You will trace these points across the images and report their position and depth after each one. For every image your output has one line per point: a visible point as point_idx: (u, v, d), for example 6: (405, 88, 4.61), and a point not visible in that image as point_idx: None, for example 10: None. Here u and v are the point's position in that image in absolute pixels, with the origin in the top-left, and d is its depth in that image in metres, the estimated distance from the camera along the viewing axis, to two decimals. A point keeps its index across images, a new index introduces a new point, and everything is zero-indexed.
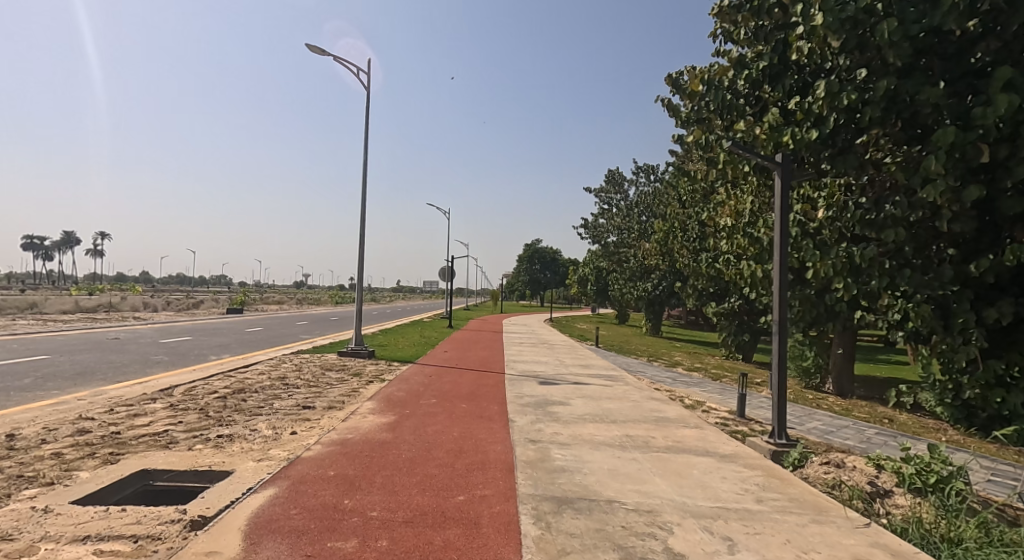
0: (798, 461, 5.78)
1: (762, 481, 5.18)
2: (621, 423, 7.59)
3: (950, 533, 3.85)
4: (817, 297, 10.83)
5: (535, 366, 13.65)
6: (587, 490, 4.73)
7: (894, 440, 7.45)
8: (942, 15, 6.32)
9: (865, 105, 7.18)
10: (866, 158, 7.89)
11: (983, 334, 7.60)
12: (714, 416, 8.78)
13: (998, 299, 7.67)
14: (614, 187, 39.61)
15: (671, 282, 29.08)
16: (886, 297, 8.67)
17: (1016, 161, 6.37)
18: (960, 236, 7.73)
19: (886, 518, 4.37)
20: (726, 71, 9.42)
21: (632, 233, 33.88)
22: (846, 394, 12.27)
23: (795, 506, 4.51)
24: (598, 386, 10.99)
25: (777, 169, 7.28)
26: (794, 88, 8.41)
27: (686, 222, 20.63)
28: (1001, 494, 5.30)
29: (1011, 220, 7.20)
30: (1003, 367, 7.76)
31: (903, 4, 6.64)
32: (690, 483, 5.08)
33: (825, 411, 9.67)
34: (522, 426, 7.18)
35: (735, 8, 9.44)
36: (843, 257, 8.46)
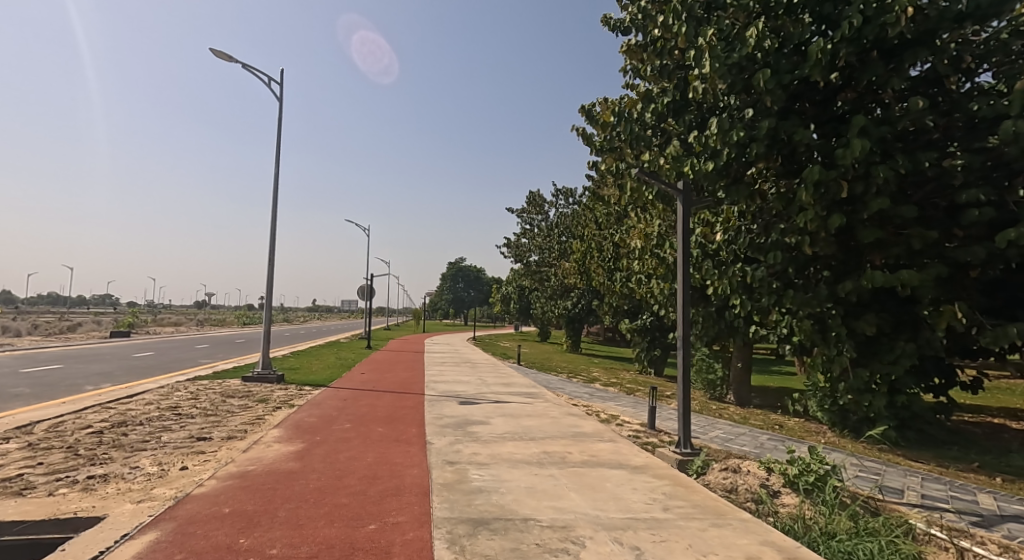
0: (701, 468, 6.16)
1: (669, 490, 5.46)
2: (540, 440, 7.71)
3: (826, 526, 4.26)
4: (718, 314, 11.69)
5: (456, 386, 13.55)
6: (504, 510, 4.75)
7: (782, 444, 8.12)
8: (809, 67, 7.12)
9: (751, 143, 7.96)
10: (755, 188, 8.71)
11: (853, 345, 8.50)
12: (627, 429, 9.12)
13: (864, 313, 8.55)
14: (535, 208, 40.49)
15: (588, 300, 30.12)
16: (775, 313, 9.51)
17: (870, 196, 7.31)
18: (831, 259, 8.65)
19: (775, 516, 4.74)
20: (635, 103, 10.19)
21: (552, 253, 34.78)
22: (746, 403, 13.16)
23: (697, 511, 4.79)
24: (518, 404, 11.09)
25: (679, 196, 7.82)
26: (693, 123, 9.13)
27: (602, 243, 21.49)
28: (867, 487, 5.79)
29: (869, 246, 8.20)
30: (869, 374, 8.61)
31: (779, 55, 7.54)
32: (603, 496, 5.25)
33: (726, 419, 10.39)
34: (440, 448, 7.07)
35: (641, 48, 10.31)
36: (739, 277, 9.42)
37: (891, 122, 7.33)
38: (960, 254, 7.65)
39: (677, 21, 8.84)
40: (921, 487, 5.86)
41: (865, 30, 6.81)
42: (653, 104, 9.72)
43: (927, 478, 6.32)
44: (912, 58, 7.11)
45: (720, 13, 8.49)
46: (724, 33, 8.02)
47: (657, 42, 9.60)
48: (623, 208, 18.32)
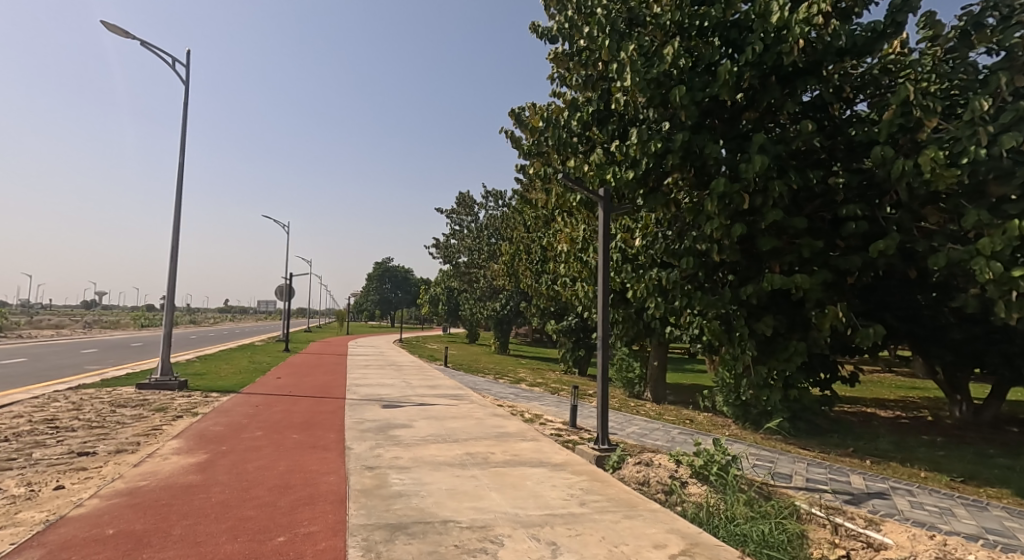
0: (617, 463, 6.40)
1: (587, 485, 5.63)
2: (463, 442, 7.69)
3: (726, 512, 4.58)
4: (637, 316, 12.20)
5: (380, 389, 13.23)
6: (424, 513, 4.70)
7: (690, 437, 8.61)
8: (718, 87, 7.64)
9: (667, 154, 8.37)
10: (671, 197, 9.20)
11: (753, 344, 9.18)
12: (550, 428, 9.29)
13: (763, 315, 9.26)
14: (464, 209, 40.34)
15: (517, 302, 30.38)
16: (687, 314, 10.09)
17: (767, 207, 7.94)
18: (736, 265, 9.30)
19: (682, 505, 5.02)
20: (562, 111, 10.44)
21: (481, 254, 34.79)
22: (662, 399, 13.82)
23: (612, 505, 4.98)
24: (442, 406, 10.99)
25: (601, 202, 8.09)
26: (615, 132, 9.54)
27: (530, 246, 21.76)
28: (761, 474, 6.28)
29: (767, 253, 8.89)
30: (767, 370, 9.33)
31: (693, 74, 8.03)
32: (524, 494, 5.33)
33: (642, 416, 10.87)
34: (360, 453, 6.88)
35: (568, 57, 10.58)
36: (655, 280, 9.91)
37: (787, 141, 8.04)
38: (842, 262, 8.48)
39: (601, 33, 9.17)
40: (807, 472, 6.44)
41: (765, 57, 7.57)
42: (579, 112, 10.01)
43: (811, 463, 6.96)
44: (803, 86, 7.89)
45: (640, 30, 8.91)
46: (644, 49, 8.41)
47: (583, 52, 9.90)
48: (551, 211, 18.70)
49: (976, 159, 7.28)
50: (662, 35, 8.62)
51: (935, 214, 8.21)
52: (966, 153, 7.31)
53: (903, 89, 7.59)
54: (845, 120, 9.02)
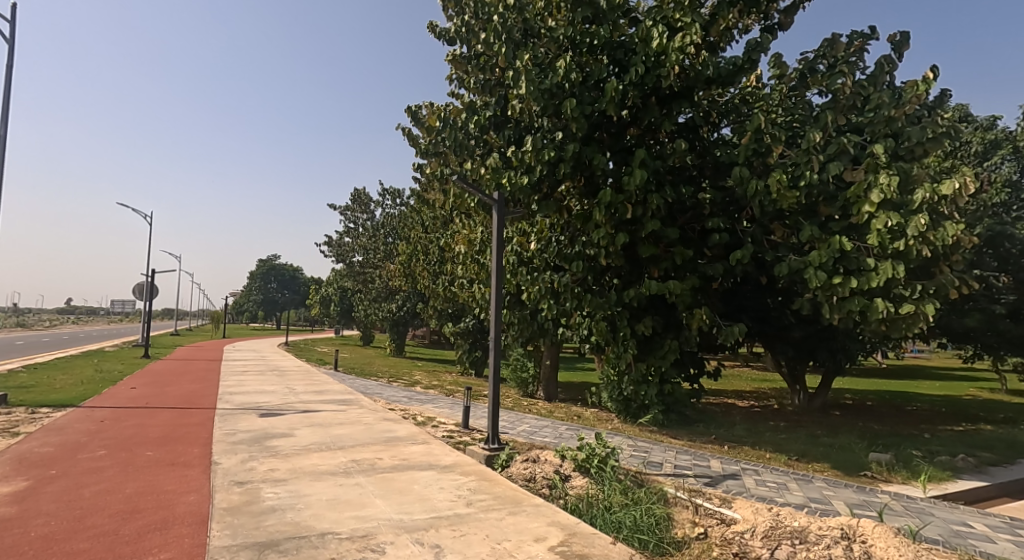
0: (506, 461, 6.47)
1: (475, 485, 5.63)
2: (348, 449, 7.36)
3: (604, 501, 4.81)
4: (532, 317, 12.45)
5: (258, 397, 12.29)
6: (298, 527, 4.41)
7: (576, 433, 8.98)
8: (605, 102, 8.09)
9: (559, 162, 8.68)
10: (563, 204, 9.53)
11: (635, 344, 9.76)
12: (442, 430, 9.20)
13: (643, 316, 9.89)
14: (360, 207, 38.83)
15: (414, 303, 29.78)
16: (576, 316, 10.52)
17: (645, 217, 8.51)
18: (620, 269, 9.85)
19: (565, 498, 5.19)
20: (459, 112, 10.41)
21: (377, 254, 33.68)
22: (553, 397, 14.29)
23: (498, 502, 5.02)
24: (328, 412, 10.46)
25: (494, 204, 8.12)
26: (511, 138, 9.64)
27: (428, 246, 21.44)
28: (637, 463, 6.70)
29: (647, 260, 9.52)
30: (645, 368, 9.99)
31: (582, 88, 8.42)
32: (410, 498, 5.20)
33: (533, 414, 11.15)
34: (229, 467, 6.31)
35: (466, 60, 10.54)
36: (547, 283, 10.20)
37: (664, 157, 8.72)
38: (708, 269, 9.33)
39: (497, 41, 9.20)
40: (676, 459, 6.98)
41: (646, 78, 8.19)
42: (476, 115, 10.04)
43: (680, 451, 7.56)
44: (678, 108, 8.60)
45: (535, 40, 9.16)
46: (538, 60, 8.66)
47: (481, 57, 9.95)
48: (448, 211, 18.56)
49: (811, 182, 8.50)
50: (555, 48, 8.97)
51: (780, 229, 9.35)
52: (803, 177, 8.54)
53: (757, 118, 8.63)
54: (712, 141, 9.88)
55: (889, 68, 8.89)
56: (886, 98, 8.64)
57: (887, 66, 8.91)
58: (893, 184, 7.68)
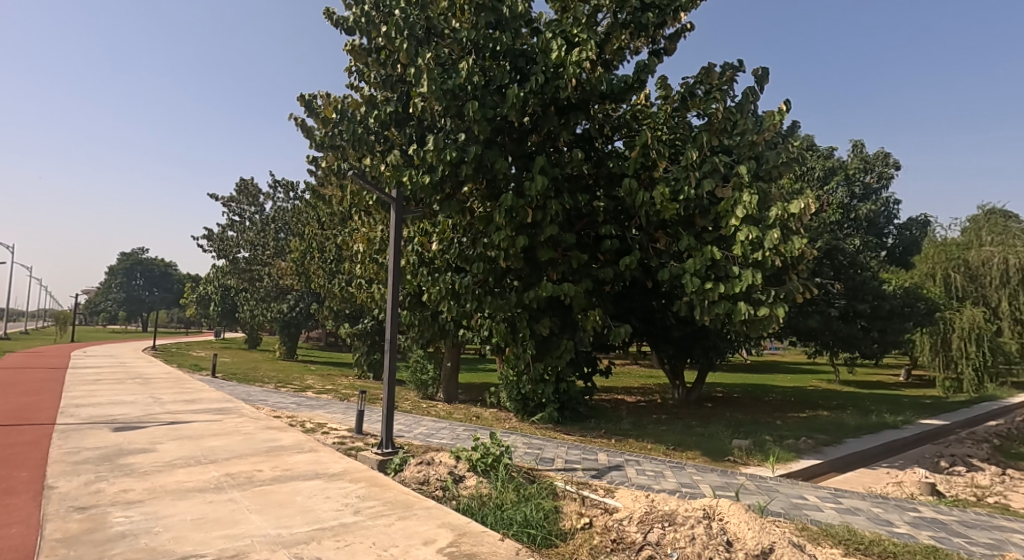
0: (399, 466, 6.47)
1: (363, 492, 5.59)
2: (222, 463, 6.94)
3: (496, 500, 5.01)
4: (433, 318, 12.35)
5: (115, 409, 11.10)
6: (155, 552, 4.13)
7: (472, 433, 9.15)
8: (507, 107, 8.32)
9: (461, 163, 8.76)
10: (465, 205, 9.63)
11: (533, 344, 10.10)
12: (333, 436, 8.94)
13: (541, 317, 10.26)
14: (247, 198, 36.20)
15: (307, 303, 28.35)
16: (477, 317, 10.67)
17: (545, 221, 8.87)
18: (520, 271, 10.14)
19: (458, 499, 5.31)
20: (359, 106, 10.18)
21: (266, 250, 31.62)
22: (454, 399, 14.27)
23: (386, 508, 5.04)
24: (202, 423, 9.73)
25: (392, 203, 7.95)
26: (413, 136, 9.58)
27: (324, 244, 20.55)
28: (530, 460, 6.99)
29: (546, 263, 9.90)
30: (542, 368, 10.39)
31: (485, 92, 8.59)
32: (290, 511, 5.06)
33: (431, 416, 11.15)
34: (68, 492, 5.69)
35: (365, 52, 10.20)
36: (448, 283, 10.23)
37: (562, 164, 9.15)
38: (601, 273, 9.89)
39: (399, 37, 8.95)
40: (567, 454, 7.38)
41: (546, 88, 8.52)
42: (377, 110, 9.85)
43: (571, 446, 7.99)
44: (575, 119, 9.06)
45: (438, 40, 9.18)
46: (441, 60, 8.67)
47: (381, 51, 9.79)
48: (346, 207, 17.93)
49: (689, 198, 9.38)
50: (458, 49, 9.03)
51: (664, 237, 10.16)
52: (682, 191, 9.39)
53: (644, 134, 9.40)
54: (605, 152, 10.48)
55: (753, 98, 9.99)
56: (749, 125, 9.75)
57: (752, 96, 10.03)
58: (753, 203, 8.72)
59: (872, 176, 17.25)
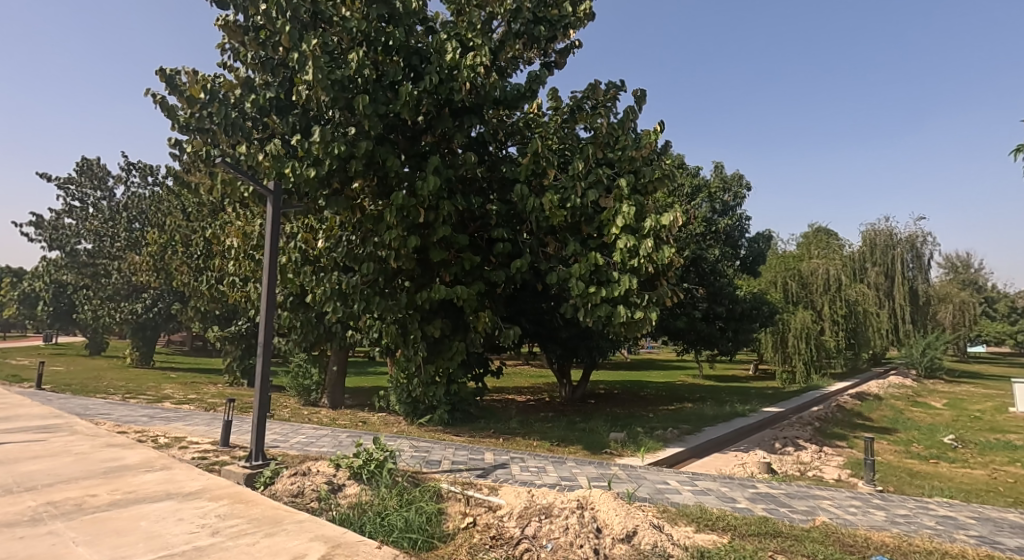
0: (271, 479, 6.21)
1: (224, 511, 5.25)
2: (45, 490, 6.12)
3: (378, 506, 5.00)
4: (317, 319, 11.76)
5: None
6: None
7: (354, 440, 8.93)
8: (400, 105, 8.26)
9: (351, 158, 8.48)
10: (355, 203, 9.36)
11: (425, 346, 10.07)
12: (193, 451, 8.24)
13: (434, 319, 10.25)
14: (93, 182, 31.93)
15: (168, 303, 25.65)
16: (366, 319, 10.42)
17: (437, 223, 8.93)
18: (412, 272, 10.07)
19: (336, 508, 5.20)
20: (234, 88, 9.55)
21: (116, 242, 28.09)
22: (339, 405, 13.72)
23: (252, 526, 4.80)
24: (20, 444, 8.45)
25: (268, 196, 7.22)
26: (297, 126, 9.13)
27: (189, 238, 18.77)
28: (415, 463, 7.00)
29: (439, 264, 9.94)
30: (434, 370, 10.41)
31: (377, 87, 8.44)
32: (133, 538, 4.62)
33: (312, 423, 10.67)
34: None
35: (241, 29, 9.41)
36: (334, 283, 9.86)
37: (456, 167, 9.28)
38: (493, 275, 10.12)
39: (280, 17, 8.57)
40: (453, 455, 7.51)
41: (440, 88, 8.56)
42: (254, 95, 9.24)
43: (457, 447, 8.12)
44: (470, 122, 9.20)
45: (326, 27, 8.83)
46: (329, 47, 8.28)
47: (260, 31, 9.19)
48: (216, 198, 16.54)
49: (575, 206, 9.94)
50: (348, 39, 8.73)
51: (552, 242, 10.64)
52: (570, 200, 9.93)
53: (535, 142, 9.87)
54: (499, 157, 10.85)
55: (633, 117, 10.84)
56: (630, 141, 10.48)
57: (632, 115, 10.87)
58: (632, 213, 9.48)
59: (728, 195, 19.72)
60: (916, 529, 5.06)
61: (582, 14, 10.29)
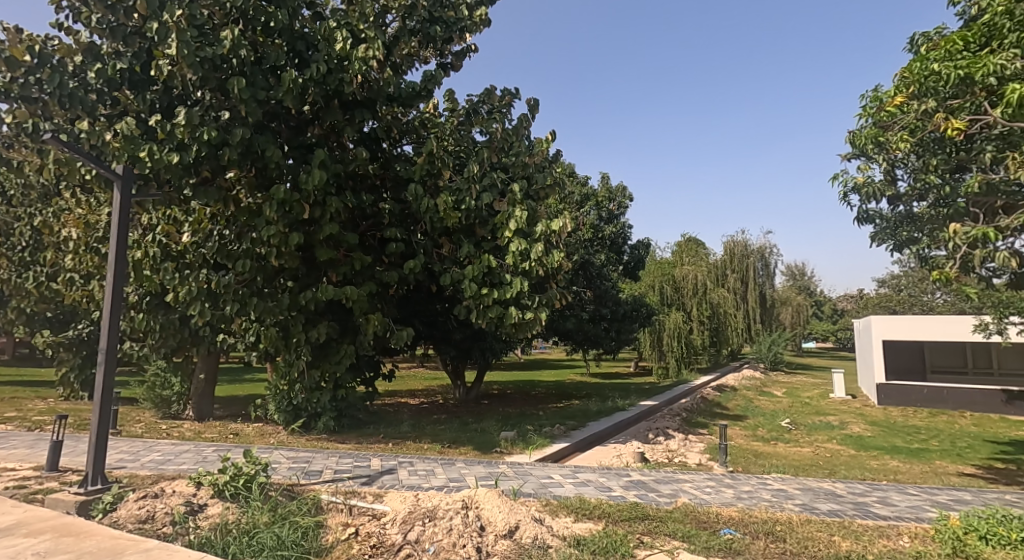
0: (109, 506, 5.37)
1: (48, 546, 4.52)
2: None
3: (247, 524, 4.66)
4: (181, 322, 10.72)
5: None
6: None
7: (221, 454, 8.21)
8: (282, 92, 7.79)
9: (223, 146, 7.83)
10: (228, 194, 8.64)
11: (308, 350, 9.57)
12: (9, 480, 7.05)
13: (319, 321, 9.78)
14: None
15: None
16: (241, 321, 9.67)
17: (324, 220, 8.56)
18: (295, 271, 9.55)
19: (196, 531, 4.73)
20: (71, 55, 8.29)
21: None
22: (207, 417, 12.61)
23: (86, 559, 4.19)
24: None
25: (116, 180, 6.32)
26: (156, 105, 8.21)
27: (13, 228, 16.07)
28: (291, 475, 6.60)
29: (325, 264, 9.52)
30: (319, 375, 9.93)
31: (254, 69, 7.87)
32: None
33: (171, 438, 9.66)
34: None
35: None
36: (202, 282, 8.99)
37: (345, 162, 8.98)
38: (384, 276, 9.87)
39: None
40: (336, 464, 7.22)
41: (329, 78, 8.22)
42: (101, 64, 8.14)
43: (341, 455, 7.84)
44: (360, 116, 8.91)
45: None
46: (196, 19, 7.39)
47: None
48: (48, 183, 14.33)
49: (469, 208, 10.00)
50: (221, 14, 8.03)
51: (447, 243, 10.61)
52: (464, 202, 9.98)
53: (430, 143, 9.78)
54: (393, 155, 10.60)
55: (527, 124, 11.15)
56: (523, 147, 10.88)
57: (526, 122, 11.19)
58: (524, 217, 9.75)
59: (614, 204, 20.62)
60: (755, 503, 5.74)
61: (478, 19, 10.42)
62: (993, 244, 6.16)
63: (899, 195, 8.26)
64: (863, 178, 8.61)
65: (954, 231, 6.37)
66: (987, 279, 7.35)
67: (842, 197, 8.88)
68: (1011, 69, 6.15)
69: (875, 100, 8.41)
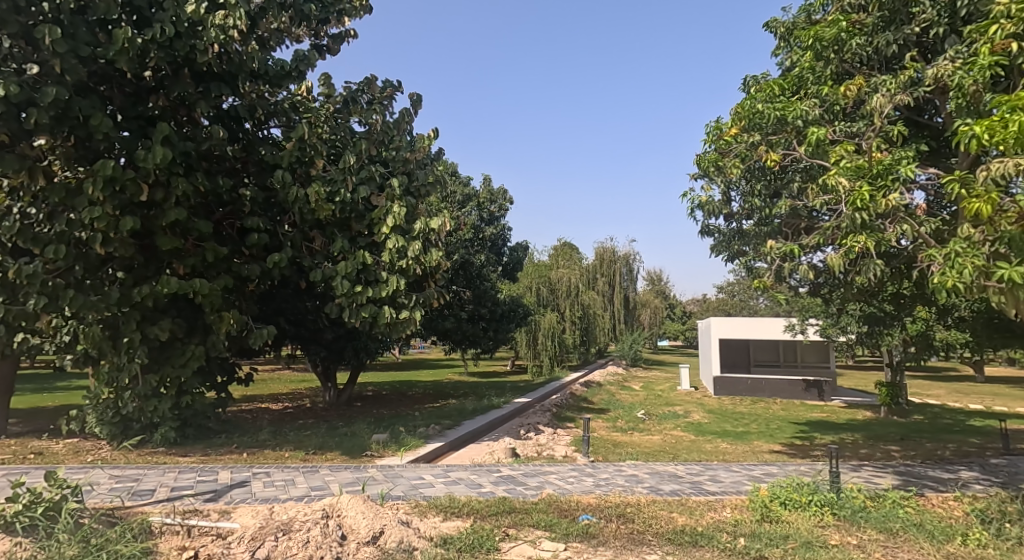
0: None
1: None
2: None
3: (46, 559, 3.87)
4: None
5: None
6: None
7: (12, 479, 6.79)
8: (114, 52, 6.74)
9: (29, 106, 6.56)
10: (37, 165, 7.26)
11: (144, 352, 8.37)
12: None
13: (159, 319, 8.61)
14: None
15: None
16: (52, 318, 8.20)
17: (167, 205, 7.59)
18: (129, 262, 8.44)
19: None
20: None
21: None
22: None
23: None
24: None
25: None
26: None
27: None
28: (112, 498, 5.65)
29: (168, 254, 8.44)
30: (158, 380, 8.72)
31: (75, 20, 6.70)
32: None
33: None
34: None
35: None
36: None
37: (196, 140, 8.06)
38: (243, 269, 8.97)
39: None
40: (174, 481, 6.38)
41: (177, 43, 7.28)
42: None
43: (181, 470, 6.95)
44: (216, 90, 8.00)
45: None
46: None
47: None
48: None
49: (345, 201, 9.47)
50: None
51: (319, 237, 9.92)
52: (338, 194, 9.42)
53: (301, 129, 9.10)
54: (258, 138, 9.68)
55: (409, 119, 10.85)
56: (404, 143, 10.54)
57: (409, 117, 10.88)
58: (402, 214, 9.43)
59: (495, 206, 20.90)
60: (609, 489, 6.06)
61: (358, 4, 9.92)
62: (799, 258, 7.22)
63: (733, 213, 9.27)
64: (705, 197, 9.52)
65: (769, 246, 7.32)
66: (795, 287, 8.55)
67: (688, 212, 9.75)
68: (812, 116, 7.27)
69: (715, 130, 9.28)
